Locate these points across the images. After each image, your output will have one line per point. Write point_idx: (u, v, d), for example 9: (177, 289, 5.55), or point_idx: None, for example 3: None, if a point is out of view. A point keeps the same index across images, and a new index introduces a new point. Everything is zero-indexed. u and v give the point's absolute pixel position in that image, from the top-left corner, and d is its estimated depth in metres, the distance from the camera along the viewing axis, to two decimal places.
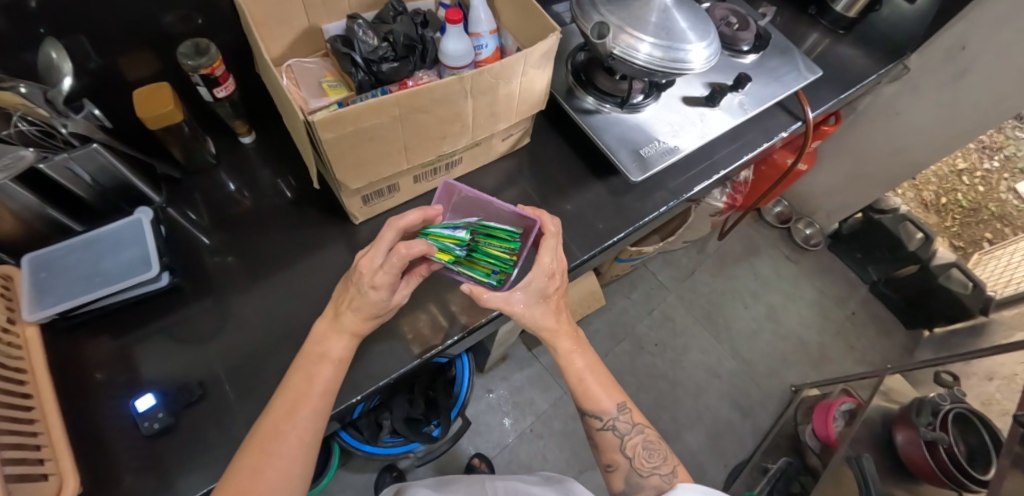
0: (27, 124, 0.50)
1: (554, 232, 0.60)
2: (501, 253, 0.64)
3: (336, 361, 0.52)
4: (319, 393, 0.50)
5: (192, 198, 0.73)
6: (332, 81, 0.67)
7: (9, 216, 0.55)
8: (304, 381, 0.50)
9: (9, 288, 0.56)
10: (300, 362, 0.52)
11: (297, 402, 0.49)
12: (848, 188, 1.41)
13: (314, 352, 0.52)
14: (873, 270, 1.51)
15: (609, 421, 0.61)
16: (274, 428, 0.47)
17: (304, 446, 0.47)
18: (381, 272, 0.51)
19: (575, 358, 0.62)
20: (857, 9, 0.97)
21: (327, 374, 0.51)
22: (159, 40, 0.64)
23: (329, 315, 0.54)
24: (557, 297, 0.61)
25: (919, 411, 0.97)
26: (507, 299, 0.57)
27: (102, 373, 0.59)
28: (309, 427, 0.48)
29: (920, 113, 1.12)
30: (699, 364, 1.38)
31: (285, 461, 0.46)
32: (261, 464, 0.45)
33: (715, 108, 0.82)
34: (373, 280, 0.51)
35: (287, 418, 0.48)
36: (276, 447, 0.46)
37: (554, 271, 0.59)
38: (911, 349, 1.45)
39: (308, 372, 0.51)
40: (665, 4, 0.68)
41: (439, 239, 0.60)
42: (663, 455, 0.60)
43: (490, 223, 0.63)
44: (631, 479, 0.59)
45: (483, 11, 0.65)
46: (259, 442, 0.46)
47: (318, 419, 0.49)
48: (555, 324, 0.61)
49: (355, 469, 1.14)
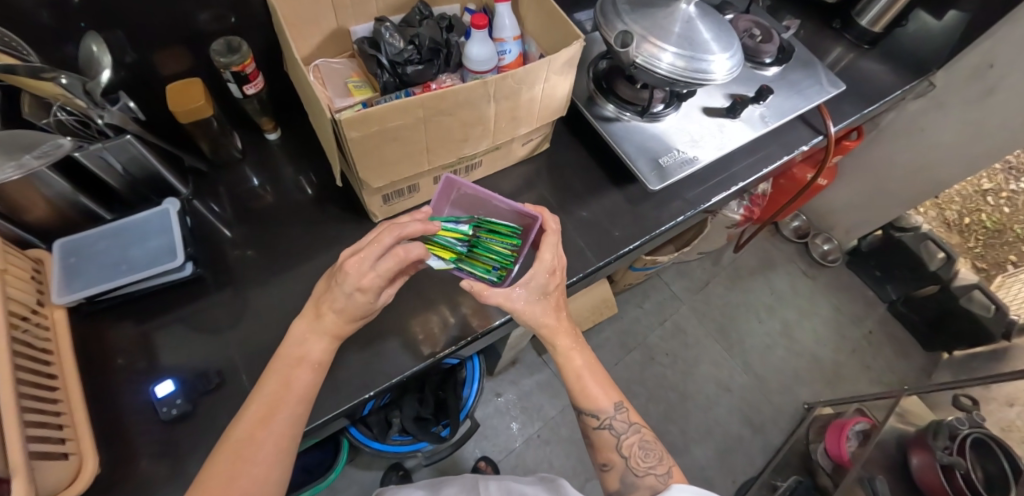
0: (66, 114, 0.53)
1: (554, 230, 0.61)
2: (501, 249, 0.64)
3: (314, 365, 0.52)
4: (297, 398, 0.50)
5: (217, 192, 0.75)
6: (358, 81, 0.69)
7: (44, 203, 0.57)
8: (281, 386, 0.49)
9: (41, 271, 0.58)
10: (274, 366, 0.51)
11: (274, 406, 0.48)
12: (868, 204, 1.39)
13: (292, 355, 0.51)
14: (892, 288, 1.48)
15: (606, 420, 0.61)
16: (249, 435, 0.46)
17: (282, 452, 0.47)
18: (370, 275, 0.50)
19: (573, 355, 0.62)
20: (882, 23, 0.98)
21: (307, 377, 0.51)
22: (193, 37, 0.66)
23: (309, 315, 0.53)
24: (557, 294, 0.62)
25: (935, 434, 0.94)
26: (508, 295, 0.58)
27: (124, 358, 0.61)
28: (286, 432, 0.48)
29: (945, 131, 1.10)
30: (710, 377, 1.36)
31: (262, 465, 0.45)
32: (238, 469, 0.44)
33: (736, 120, 0.82)
34: (360, 282, 0.50)
35: (265, 423, 0.47)
36: (255, 451, 0.45)
37: (555, 268, 0.59)
38: (928, 370, 1.42)
39: (286, 377, 0.50)
40: (690, 14, 0.69)
41: (440, 235, 0.60)
42: (659, 456, 0.60)
43: (493, 219, 0.63)
44: (626, 478, 0.59)
45: (508, 17, 0.66)
46: (235, 448, 0.45)
47: (294, 424, 0.49)
48: (554, 322, 0.62)
49: (362, 466, 1.15)
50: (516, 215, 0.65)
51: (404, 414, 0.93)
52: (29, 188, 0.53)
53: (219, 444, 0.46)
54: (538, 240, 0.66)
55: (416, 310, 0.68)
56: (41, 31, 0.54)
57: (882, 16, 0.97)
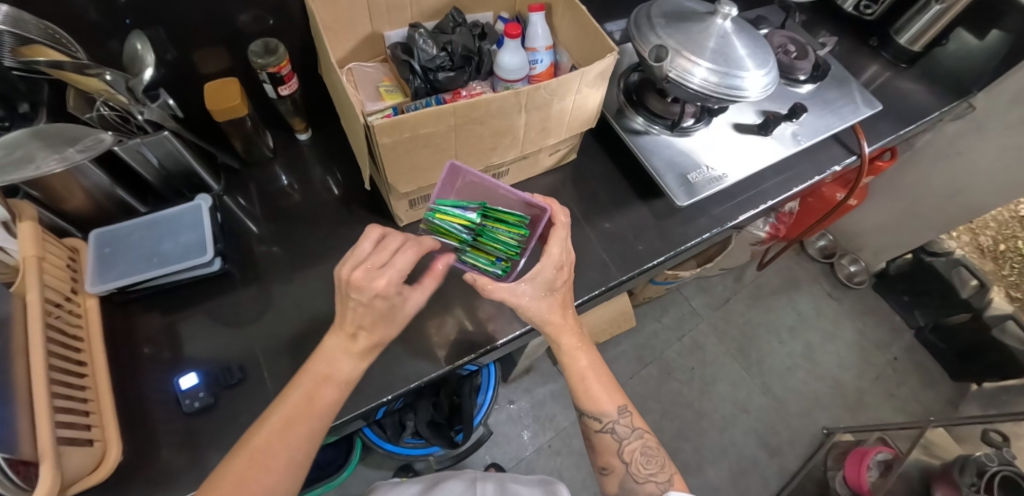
0: (108, 110, 0.54)
1: (563, 223, 0.59)
2: (507, 239, 0.64)
3: (341, 383, 0.51)
4: (319, 414, 0.49)
5: (247, 188, 0.76)
6: (389, 86, 0.70)
7: (81, 193, 0.58)
8: (309, 399, 0.49)
9: (76, 260, 0.60)
10: (300, 379, 0.50)
11: (295, 419, 0.48)
12: (898, 227, 1.36)
13: (318, 372, 0.51)
14: (920, 315, 1.43)
15: (609, 423, 0.61)
16: (269, 442, 0.46)
17: (291, 469, 0.47)
18: (385, 277, 0.47)
19: (579, 355, 0.61)
20: (921, 43, 0.96)
21: (333, 395, 0.50)
22: (233, 38, 0.67)
23: (342, 337, 0.51)
24: (563, 290, 0.61)
25: (961, 470, 0.89)
26: (513, 290, 0.57)
27: (150, 347, 0.62)
28: (300, 446, 0.48)
29: (984, 156, 1.07)
30: (727, 396, 1.34)
31: (273, 475, 0.45)
32: (252, 474, 0.44)
33: (767, 137, 0.81)
34: (378, 286, 0.47)
35: (285, 433, 0.47)
36: (272, 460, 0.46)
37: (563, 263, 0.58)
38: (955, 402, 1.37)
39: (311, 390, 0.50)
40: (725, 29, 0.68)
41: (448, 219, 0.60)
42: (660, 463, 0.60)
43: (497, 209, 0.62)
44: (626, 483, 0.60)
45: (541, 27, 0.66)
46: (250, 453, 0.45)
47: (309, 440, 0.48)
48: (560, 319, 0.61)
49: (372, 466, 1.15)
50: (523, 205, 0.63)
51: (418, 418, 0.93)
52: (70, 179, 0.55)
53: (238, 444, 0.47)
54: (545, 234, 0.65)
55: (437, 313, 0.68)
56: (90, 27, 0.55)
57: (921, 35, 0.95)
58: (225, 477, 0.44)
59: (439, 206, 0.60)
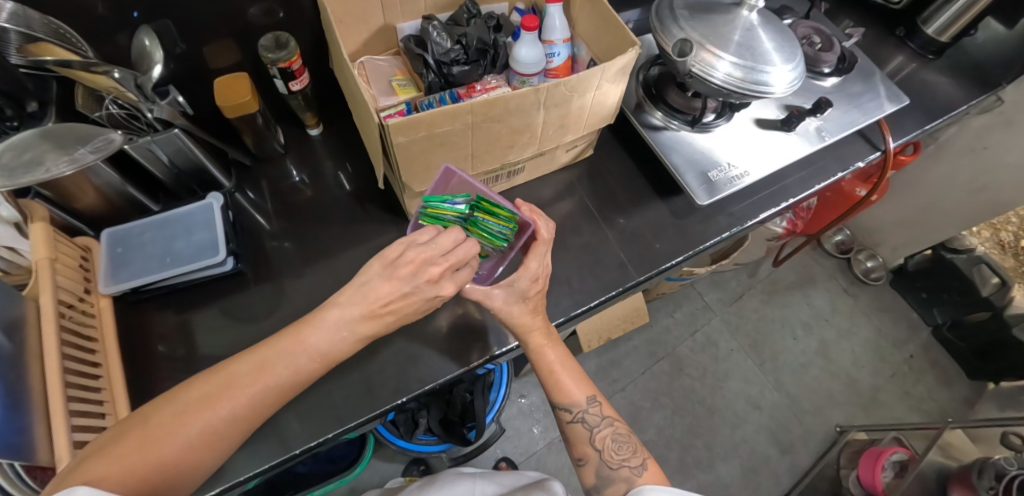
0: (117, 107, 0.53)
1: (546, 239, 0.60)
2: (495, 230, 0.60)
3: (315, 356, 0.48)
4: (278, 377, 0.47)
5: (258, 184, 0.75)
6: (401, 81, 0.67)
7: (91, 191, 0.57)
8: (274, 358, 0.47)
9: (88, 259, 0.59)
10: (278, 337, 0.48)
11: (257, 372, 0.46)
12: (919, 222, 1.33)
13: (289, 337, 0.47)
14: (938, 312, 1.41)
15: (579, 413, 0.61)
16: (223, 384, 0.45)
17: (211, 432, 0.44)
18: (450, 285, 0.52)
19: (546, 352, 0.61)
20: (950, 34, 0.91)
21: (302, 363, 0.47)
22: (242, 31, 0.65)
23: (353, 337, 0.49)
24: (537, 297, 0.61)
25: (980, 473, 0.88)
26: (487, 293, 0.59)
27: (163, 346, 0.61)
28: (253, 404, 0.46)
29: (1011, 151, 1.03)
30: (739, 393, 1.33)
31: (197, 428, 0.43)
32: (179, 422, 0.42)
33: (790, 133, 0.78)
34: (443, 291, 0.51)
35: (239, 385, 0.45)
36: (208, 414, 0.43)
37: (539, 275, 0.60)
38: (971, 401, 1.36)
39: (282, 353, 0.47)
40: (751, 22, 0.65)
41: (439, 212, 0.58)
42: (633, 449, 0.59)
43: (489, 201, 0.59)
44: (601, 472, 0.58)
45: (559, 18, 0.63)
46: (201, 392, 0.44)
47: (261, 400, 0.46)
48: (530, 321, 0.61)
49: (386, 459, 1.17)
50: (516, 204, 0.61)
51: (431, 416, 0.94)
52: (82, 178, 0.54)
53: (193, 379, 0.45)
54: (526, 244, 0.64)
55: (446, 312, 0.66)
56: (97, 23, 0.54)
57: (950, 26, 0.91)
58: (159, 415, 0.43)
59: (428, 202, 0.58)
